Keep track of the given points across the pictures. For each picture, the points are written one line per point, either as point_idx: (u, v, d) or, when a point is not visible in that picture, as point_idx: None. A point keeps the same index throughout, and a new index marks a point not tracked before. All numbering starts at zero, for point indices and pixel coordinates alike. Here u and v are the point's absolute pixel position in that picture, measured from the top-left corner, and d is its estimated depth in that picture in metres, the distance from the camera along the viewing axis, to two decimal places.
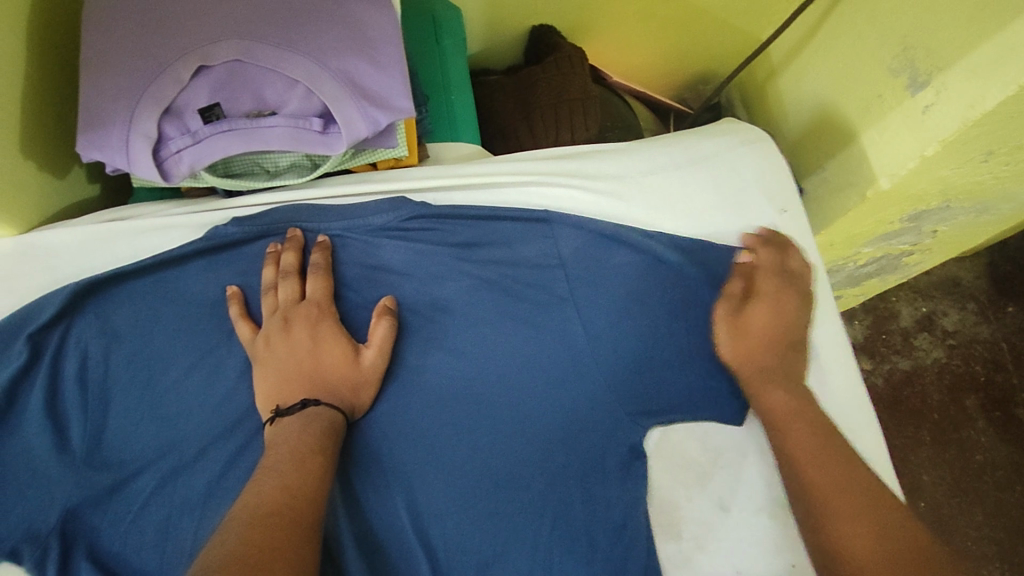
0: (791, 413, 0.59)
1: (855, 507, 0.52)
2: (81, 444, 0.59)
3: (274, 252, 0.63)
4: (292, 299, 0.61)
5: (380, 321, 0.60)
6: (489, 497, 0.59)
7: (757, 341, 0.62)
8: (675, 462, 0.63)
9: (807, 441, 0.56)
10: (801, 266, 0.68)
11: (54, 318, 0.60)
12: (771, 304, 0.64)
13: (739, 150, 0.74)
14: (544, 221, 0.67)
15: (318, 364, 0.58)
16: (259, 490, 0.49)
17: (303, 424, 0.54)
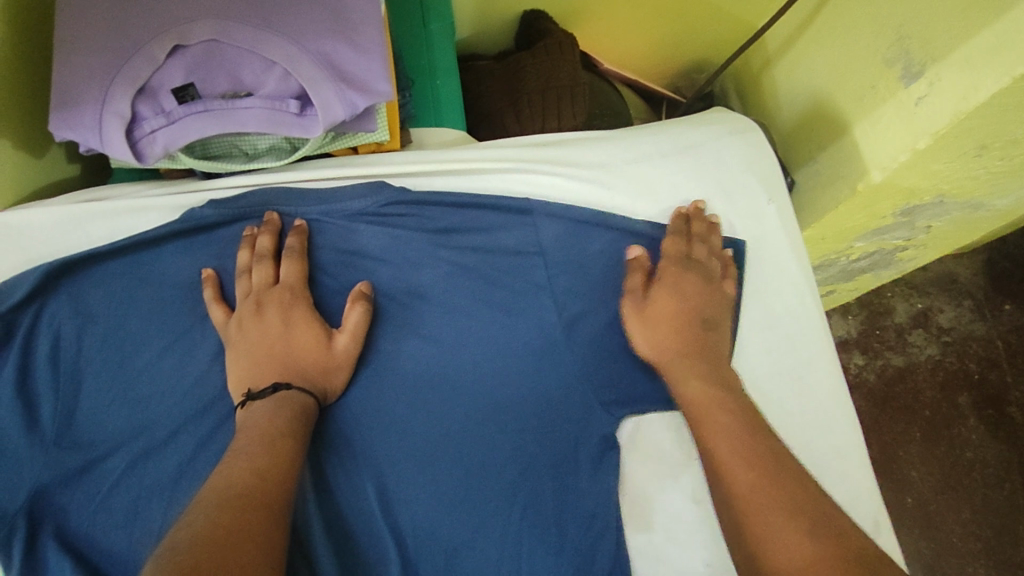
0: (708, 404, 0.55)
1: (773, 504, 0.47)
2: (51, 424, 0.58)
3: (249, 235, 0.63)
4: (265, 282, 0.60)
5: (353, 308, 0.60)
6: (462, 484, 0.59)
7: (668, 328, 0.60)
8: (649, 453, 0.63)
9: (719, 429, 0.53)
10: (704, 257, 0.65)
11: (27, 297, 0.60)
12: (673, 287, 0.62)
13: (725, 140, 0.73)
14: (523, 210, 0.66)
15: (290, 348, 0.58)
16: (230, 471, 0.49)
17: (274, 408, 0.54)
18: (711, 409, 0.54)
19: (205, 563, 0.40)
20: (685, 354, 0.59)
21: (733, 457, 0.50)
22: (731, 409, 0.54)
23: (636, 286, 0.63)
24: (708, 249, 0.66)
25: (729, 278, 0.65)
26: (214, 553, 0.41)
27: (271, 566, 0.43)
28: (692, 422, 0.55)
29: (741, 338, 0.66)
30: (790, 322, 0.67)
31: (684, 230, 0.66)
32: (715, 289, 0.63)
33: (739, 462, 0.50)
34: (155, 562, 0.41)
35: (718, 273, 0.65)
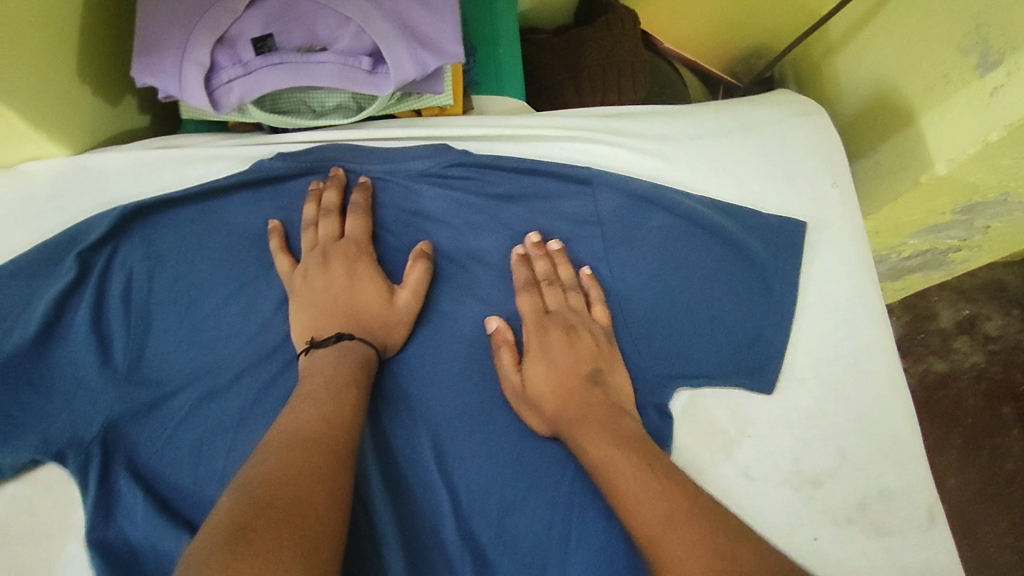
0: (612, 458, 0.51)
1: (697, 558, 0.43)
2: (123, 361, 0.60)
3: (315, 189, 0.64)
4: (331, 236, 0.62)
5: (414, 266, 0.61)
6: (516, 443, 0.60)
7: (554, 406, 0.56)
8: (702, 426, 0.60)
9: (630, 485, 0.48)
10: (557, 304, 0.61)
11: (104, 238, 0.62)
12: (545, 362, 0.58)
13: (790, 121, 0.72)
14: (583, 180, 0.66)
15: (352, 301, 0.59)
16: (298, 414, 0.50)
17: (336, 356, 0.55)
18: (614, 463, 0.50)
19: (280, 497, 0.41)
20: (572, 416, 0.55)
21: (649, 516, 0.46)
22: (638, 455, 0.50)
23: (507, 367, 0.59)
24: (561, 287, 0.62)
25: (595, 305, 0.62)
26: (287, 492, 0.42)
27: (341, 501, 0.44)
28: (602, 483, 0.51)
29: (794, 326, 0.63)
30: (854, 307, 0.64)
31: (527, 277, 0.62)
32: (581, 338, 0.59)
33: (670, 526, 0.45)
34: (232, 493, 0.43)
35: (580, 315, 0.61)
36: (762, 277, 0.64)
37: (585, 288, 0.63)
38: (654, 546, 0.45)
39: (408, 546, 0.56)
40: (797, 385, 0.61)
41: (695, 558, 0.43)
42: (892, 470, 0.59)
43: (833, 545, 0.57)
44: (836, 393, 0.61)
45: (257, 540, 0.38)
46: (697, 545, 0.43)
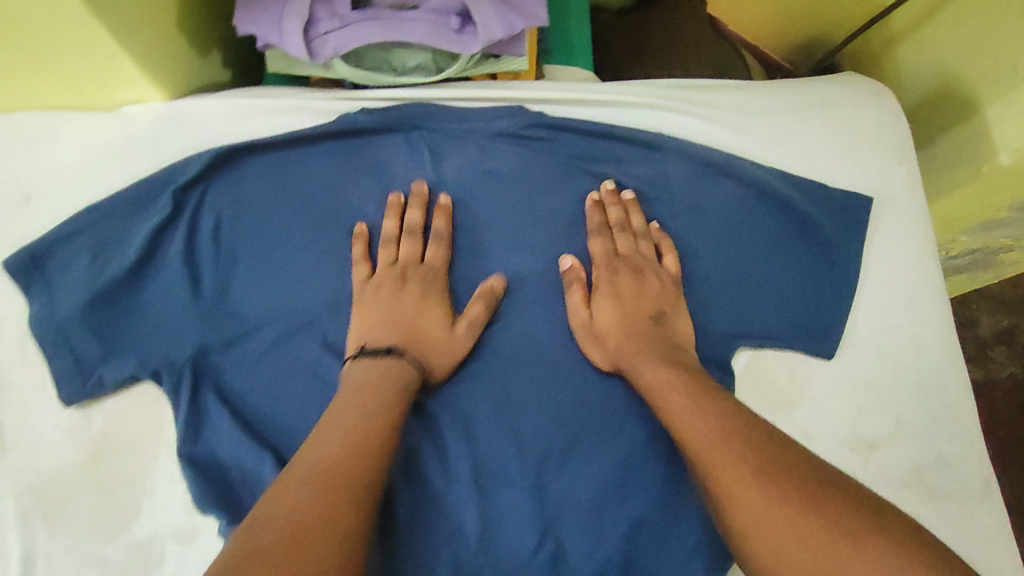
0: (666, 384, 0.54)
1: (777, 507, 0.44)
2: (211, 294, 0.63)
3: (399, 202, 0.65)
4: (411, 258, 0.63)
5: (479, 299, 0.61)
6: (584, 391, 0.61)
7: (615, 336, 0.60)
8: (764, 386, 0.62)
9: (684, 406, 0.52)
10: (627, 247, 0.64)
11: (197, 178, 0.65)
12: (612, 298, 0.61)
13: (861, 100, 0.72)
14: (653, 146, 0.68)
15: (415, 324, 0.59)
16: (321, 446, 0.48)
17: (374, 388, 0.54)
18: (684, 412, 0.52)
19: (277, 552, 0.40)
20: (634, 350, 0.58)
21: (699, 432, 0.50)
22: (690, 383, 0.54)
23: (576, 302, 0.62)
24: (631, 232, 0.65)
25: (666, 256, 0.64)
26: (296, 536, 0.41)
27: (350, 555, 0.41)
28: (656, 407, 0.54)
29: (858, 295, 0.64)
30: (920, 280, 0.65)
31: (599, 221, 0.65)
32: (647, 280, 0.62)
33: (746, 476, 0.46)
34: (239, 537, 0.42)
35: (650, 260, 0.63)
36: (828, 250, 0.65)
37: (655, 239, 0.65)
38: (729, 497, 0.46)
39: (478, 478, 0.58)
40: (861, 350, 0.62)
41: (744, 465, 0.47)
42: (952, 440, 0.60)
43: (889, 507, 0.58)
44: (898, 363, 0.62)
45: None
46: (745, 455, 0.47)
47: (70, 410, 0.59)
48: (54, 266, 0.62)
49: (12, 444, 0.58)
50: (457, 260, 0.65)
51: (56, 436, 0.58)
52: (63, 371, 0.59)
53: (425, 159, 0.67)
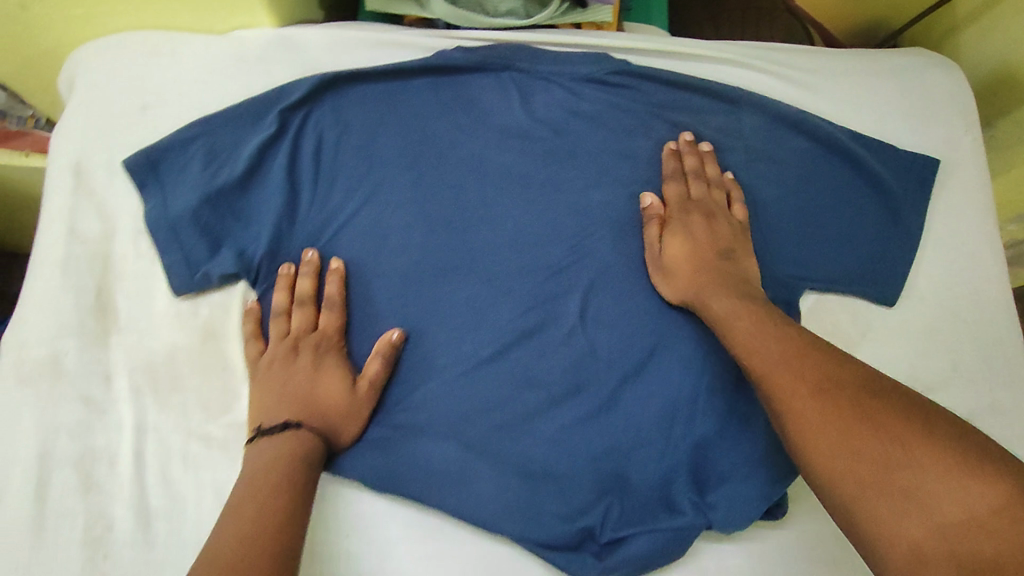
0: (732, 314, 0.58)
1: (830, 420, 0.47)
2: (307, 207, 0.67)
3: (287, 275, 0.64)
4: (304, 327, 0.62)
5: (376, 357, 0.61)
6: (656, 318, 0.64)
7: (684, 271, 0.62)
8: (825, 326, 0.65)
9: (750, 333, 0.55)
10: (699, 192, 0.66)
11: (302, 99, 0.69)
12: (683, 235, 0.64)
13: (934, 69, 0.74)
14: (731, 99, 0.71)
15: (311, 395, 0.59)
16: (225, 530, 0.49)
17: (268, 464, 0.53)
18: (749, 336, 0.55)
19: None
20: (701, 283, 0.61)
21: (762, 358, 0.53)
22: (757, 314, 0.57)
23: (652, 238, 0.65)
24: (705, 180, 0.67)
25: (735, 205, 0.67)
26: None
27: None
28: (722, 337, 0.58)
29: (921, 249, 0.67)
30: (982, 240, 0.68)
31: (675, 168, 0.68)
32: (717, 222, 0.65)
33: (803, 391, 0.49)
34: None
35: (721, 204, 0.66)
36: (896, 207, 0.68)
37: (727, 189, 0.68)
38: (789, 409, 0.50)
39: (553, 390, 0.62)
40: (919, 299, 0.66)
41: (803, 383, 0.50)
42: (1000, 389, 0.63)
43: None
44: (954, 315, 0.65)
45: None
46: (804, 374, 0.50)
47: (179, 300, 0.64)
48: (166, 170, 0.67)
49: (127, 326, 0.64)
50: (539, 193, 0.69)
51: (165, 321, 0.64)
52: (171, 265, 0.64)
53: (513, 97, 0.71)
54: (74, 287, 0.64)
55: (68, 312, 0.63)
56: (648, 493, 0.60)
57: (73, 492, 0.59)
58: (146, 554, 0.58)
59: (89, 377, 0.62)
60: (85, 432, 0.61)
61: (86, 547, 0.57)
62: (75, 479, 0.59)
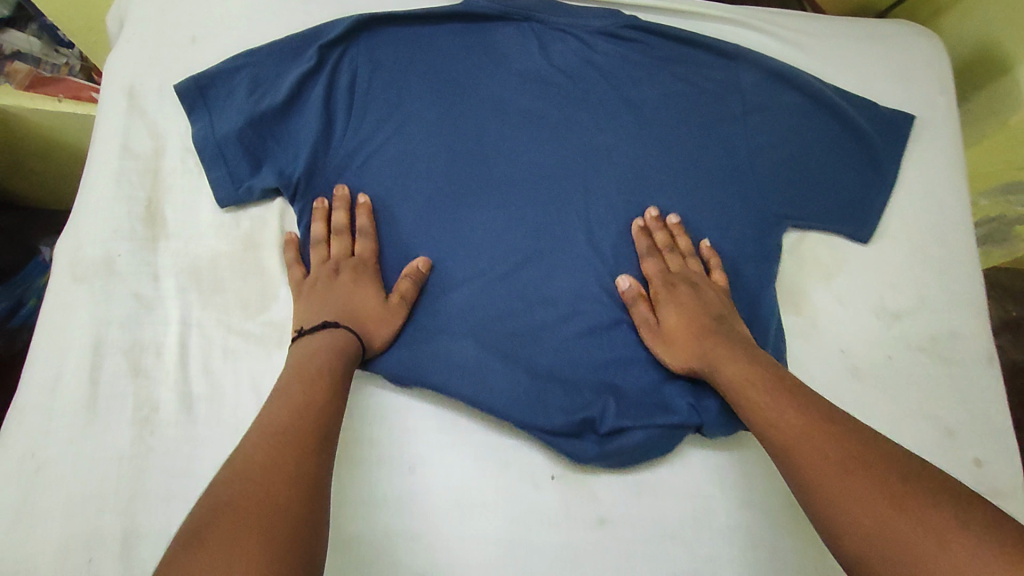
0: (748, 383, 0.59)
1: (859, 498, 0.48)
2: (341, 135, 0.73)
3: (322, 208, 0.70)
4: (341, 251, 0.68)
5: (405, 278, 0.67)
6: (655, 246, 0.70)
7: (684, 339, 0.65)
8: (807, 259, 0.72)
9: (767, 402, 0.57)
10: (678, 264, 0.69)
11: (340, 38, 0.75)
12: (675, 304, 0.66)
13: (914, 37, 0.82)
14: (730, 55, 0.78)
15: (347, 305, 0.65)
16: (269, 412, 0.55)
17: (319, 353, 0.60)
18: (770, 409, 0.57)
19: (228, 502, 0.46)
20: (705, 349, 0.63)
21: (783, 431, 0.55)
22: (771, 383, 0.59)
23: (645, 314, 0.67)
24: (681, 252, 0.70)
25: (715, 271, 0.69)
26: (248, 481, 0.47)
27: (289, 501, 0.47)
28: (739, 405, 0.59)
29: (896, 195, 0.75)
30: (950, 189, 0.75)
31: (648, 244, 0.70)
32: (704, 288, 0.67)
33: (829, 467, 0.50)
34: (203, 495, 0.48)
35: (701, 273, 0.69)
36: (876, 156, 0.75)
37: (705, 258, 0.70)
38: (817, 485, 0.50)
39: (558, 305, 0.69)
40: (892, 238, 0.73)
41: (829, 462, 0.50)
42: (963, 318, 0.71)
43: (903, 366, 0.69)
44: (923, 253, 0.73)
45: (257, 535, 0.44)
46: (828, 449, 0.52)
47: (224, 212, 0.71)
48: (213, 96, 0.73)
49: (174, 233, 0.70)
50: (554, 131, 0.75)
51: (210, 230, 0.71)
52: (217, 179, 0.71)
53: (532, 45, 0.78)
54: (126, 195, 0.70)
55: (120, 217, 0.69)
56: (642, 395, 0.67)
57: (122, 375, 0.65)
58: (188, 431, 0.64)
59: (138, 276, 0.68)
60: (134, 324, 0.67)
61: (134, 424, 0.63)
62: (125, 364, 0.65)
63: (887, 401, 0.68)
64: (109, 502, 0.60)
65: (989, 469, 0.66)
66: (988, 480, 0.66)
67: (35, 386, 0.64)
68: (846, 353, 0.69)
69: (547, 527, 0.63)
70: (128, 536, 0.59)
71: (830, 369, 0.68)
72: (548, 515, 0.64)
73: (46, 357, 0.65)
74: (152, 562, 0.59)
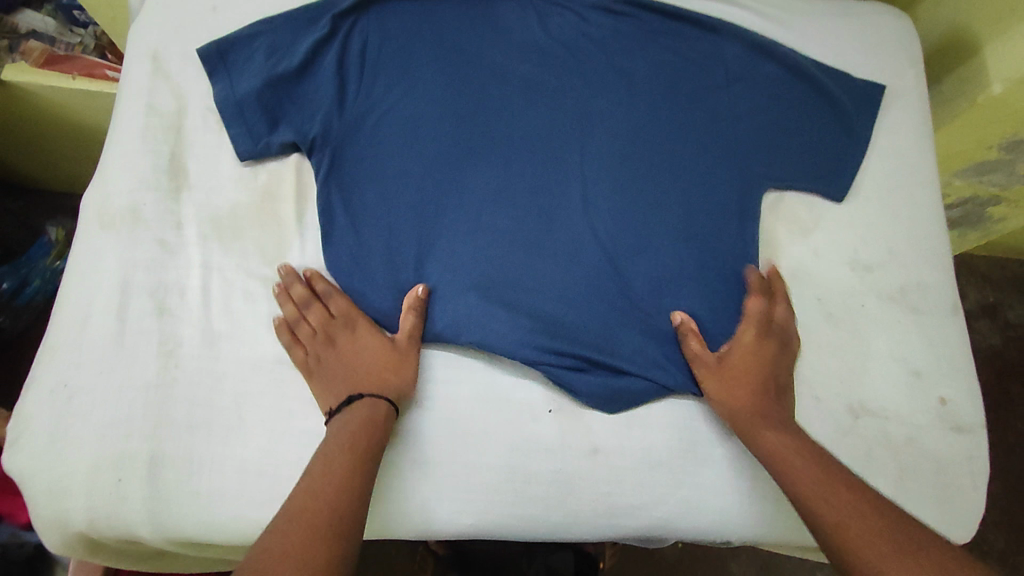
0: (794, 453, 0.63)
1: None
2: (354, 97, 0.77)
3: (282, 291, 0.71)
4: (323, 318, 0.70)
5: (409, 313, 0.70)
6: (644, 204, 0.75)
7: (742, 385, 0.68)
8: (786, 216, 0.78)
9: (814, 477, 0.61)
10: (782, 317, 0.72)
11: (353, 8, 0.80)
12: (749, 349, 0.69)
13: (885, 17, 0.89)
14: (715, 29, 0.83)
15: (361, 365, 0.68)
16: (299, 496, 0.56)
17: (359, 434, 0.62)
18: (815, 487, 0.60)
19: None
20: (760, 410, 0.66)
21: (833, 507, 0.58)
22: (813, 455, 0.63)
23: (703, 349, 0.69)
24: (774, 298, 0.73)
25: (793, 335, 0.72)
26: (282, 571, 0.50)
27: None
28: (780, 475, 0.63)
29: (868, 159, 0.81)
30: (919, 155, 0.82)
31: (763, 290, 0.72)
32: (788, 352, 0.70)
33: (879, 553, 0.54)
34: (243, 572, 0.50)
35: (791, 334, 0.71)
36: (850, 123, 0.81)
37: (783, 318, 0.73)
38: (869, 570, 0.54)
39: (555, 256, 0.73)
40: (864, 198, 0.79)
41: (883, 548, 0.54)
42: (930, 272, 0.77)
43: (875, 314, 0.75)
44: (893, 212, 0.79)
45: None
46: (878, 533, 0.56)
47: (243, 166, 0.76)
48: (233, 59, 0.78)
49: (196, 185, 0.75)
50: (551, 95, 0.79)
51: (230, 182, 0.76)
52: (237, 136, 0.76)
53: (531, 18, 0.83)
54: (151, 150, 0.75)
55: (145, 170, 0.74)
56: (641, 339, 0.71)
57: (148, 314, 0.69)
58: (211, 364, 0.69)
59: (162, 223, 0.73)
60: (159, 268, 0.71)
61: (159, 357, 0.68)
62: (150, 303, 0.70)
63: (859, 344, 0.73)
64: (136, 428, 0.65)
65: (953, 407, 0.72)
66: (953, 417, 0.72)
67: (67, 322, 0.69)
68: (822, 302, 0.75)
69: (542, 455, 0.68)
70: (154, 458, 0.64)
71: (807, 315, 0.74)
72: (544, 444, 0.69)
73: (77, 297, 0.70)
74: (176, 482, 0.65)
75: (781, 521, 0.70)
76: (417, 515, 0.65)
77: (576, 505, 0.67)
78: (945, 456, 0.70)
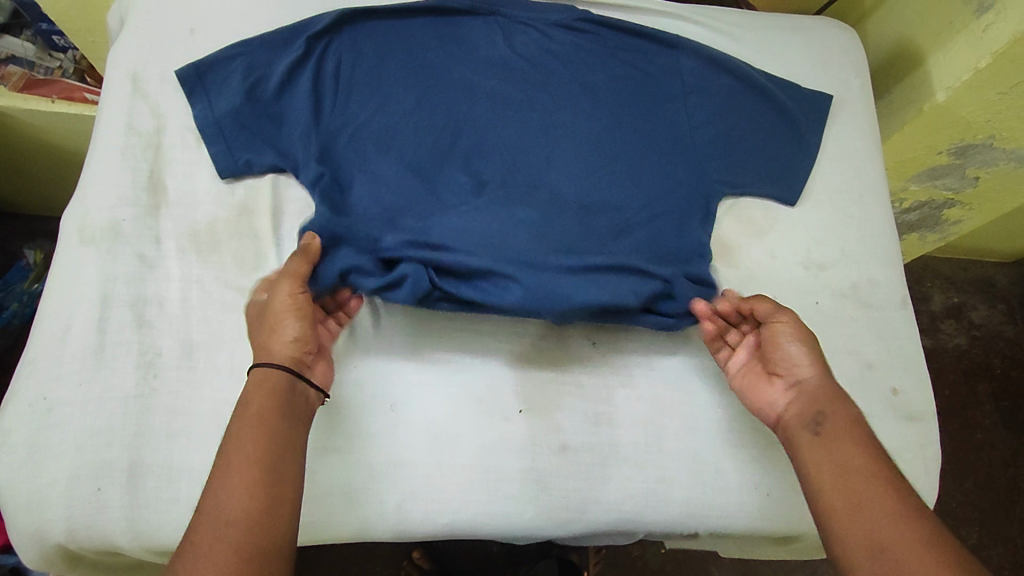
0: (845, 430, 0.61)
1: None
2: (329, 113, 0.80)
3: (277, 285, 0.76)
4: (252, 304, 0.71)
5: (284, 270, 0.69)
6: (614, 212, 0.77)
7: (820, 352, 0.68)
8: (742, 219, 0.83)
9: (855, 455, 0.59)
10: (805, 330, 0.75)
11: (326, 29, 0.83)
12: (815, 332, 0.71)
13: (830, 32, 0.95)
14: (672, 45, 0.88)
15: (248, 332, 0.67)
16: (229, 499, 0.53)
17: (259, 435, 0.57)
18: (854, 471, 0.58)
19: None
20: (832, 383, 0.65)
21: (866, 494, 0.56)
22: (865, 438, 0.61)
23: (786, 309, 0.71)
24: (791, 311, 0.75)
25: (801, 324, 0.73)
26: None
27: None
28: (821, 448, 0.61)
29: (817, 165, 0.86)
30: (864, 160, 0.87)
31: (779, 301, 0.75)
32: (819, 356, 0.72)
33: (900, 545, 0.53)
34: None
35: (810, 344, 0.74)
36: (800, 130, 0.86)
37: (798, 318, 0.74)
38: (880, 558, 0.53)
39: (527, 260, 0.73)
40: (814, 200, 0.84)
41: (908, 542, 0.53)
42: (878, 269, 0.81)
43: (829, 310, 0.79)
44: (841, 213, 0.84)
45: None
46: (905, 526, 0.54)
47: (225, 183, 0.79)
48: (211, 81, 0.81)
49: (175, 202, 0.78)
50: (519, 109, 0.83)
51: (209, 197, 0.79)
52: (217, 154, 0.79)
53: (497, 35, 0.88)
54: (130, 167, 0.77)
55: (125, 186, 0.76)
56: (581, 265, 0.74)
57: (128, 326, 0.71)
58: (190, 372, 0.71)
59: (141, 238, 0.75)
60: (138, 281, 0.73)
61: (139, 368, 0.69)
62: (129, 316, 0.71)
63: None
64: (116, 437, 0.66)
65: (904, 397, 0.75)
66: (906, 406, 0.75)
67: (48, 337, 0.70)
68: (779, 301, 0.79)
69: (513, 453, 0.71)
70: (133, 467, 0.66)
71: None
72: (514, 444, 0.71)
73: (58, 313, 0.71)
74: (155, 490, 0.66)
75: (746, 511, 0.73)
76: (393, 516, 0.67)
77: (548, 501, 0.70)
78: (899, 444, 0.74)
